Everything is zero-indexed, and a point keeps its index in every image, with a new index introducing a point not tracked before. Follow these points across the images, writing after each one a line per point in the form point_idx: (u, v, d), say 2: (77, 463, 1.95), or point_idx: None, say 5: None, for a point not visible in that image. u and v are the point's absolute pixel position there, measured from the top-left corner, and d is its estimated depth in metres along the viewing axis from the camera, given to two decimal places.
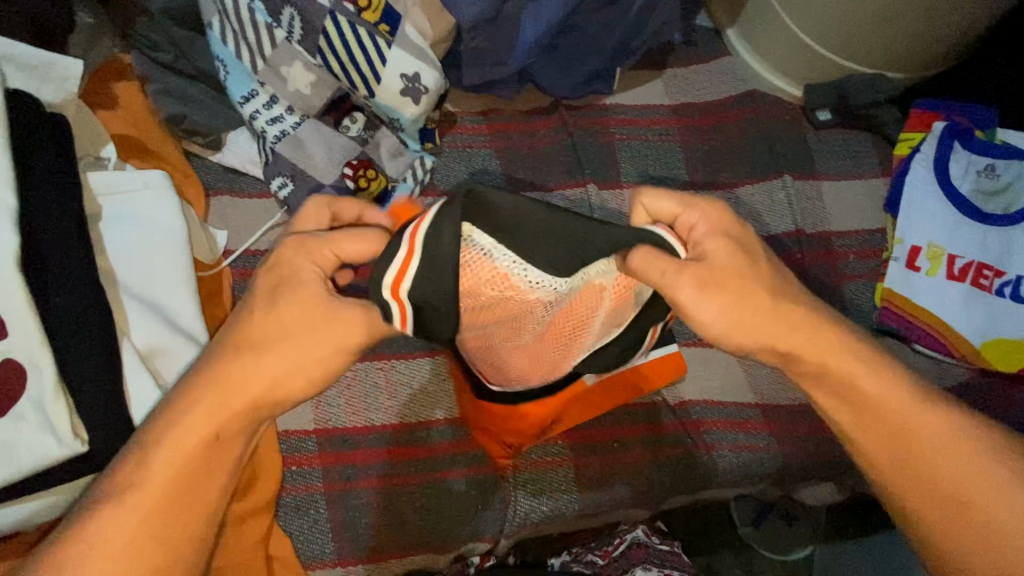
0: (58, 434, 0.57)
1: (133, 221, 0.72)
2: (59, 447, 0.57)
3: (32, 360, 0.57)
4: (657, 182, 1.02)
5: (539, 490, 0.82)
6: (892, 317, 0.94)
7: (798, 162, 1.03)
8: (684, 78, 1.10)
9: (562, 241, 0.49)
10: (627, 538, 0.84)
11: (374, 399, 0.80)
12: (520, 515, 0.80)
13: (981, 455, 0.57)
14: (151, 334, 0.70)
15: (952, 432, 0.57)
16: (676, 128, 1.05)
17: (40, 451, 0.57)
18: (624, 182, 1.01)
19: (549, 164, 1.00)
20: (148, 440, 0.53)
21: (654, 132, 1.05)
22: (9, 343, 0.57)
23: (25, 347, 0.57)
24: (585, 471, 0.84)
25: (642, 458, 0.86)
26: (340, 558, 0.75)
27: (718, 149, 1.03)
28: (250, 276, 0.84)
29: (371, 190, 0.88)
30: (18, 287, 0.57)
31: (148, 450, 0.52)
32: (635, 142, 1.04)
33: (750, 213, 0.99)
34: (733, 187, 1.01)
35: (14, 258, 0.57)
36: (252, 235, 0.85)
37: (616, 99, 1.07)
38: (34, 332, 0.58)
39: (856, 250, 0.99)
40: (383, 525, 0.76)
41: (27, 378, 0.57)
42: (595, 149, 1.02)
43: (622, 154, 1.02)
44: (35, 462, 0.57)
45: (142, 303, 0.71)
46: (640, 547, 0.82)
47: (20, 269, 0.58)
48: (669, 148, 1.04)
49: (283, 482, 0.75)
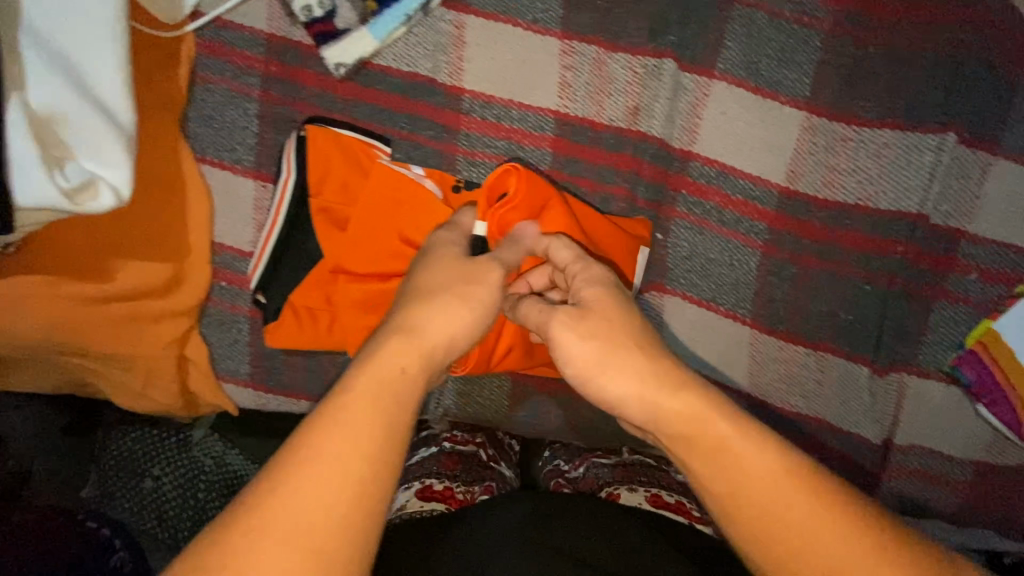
0: (99, 186, 0.55)
1: (342, 445, 0.41)
2: (107, 195, 0.56)
3: (95, 127, 0.55)
4: (765, 85, 0.71)
5: (469, 391, 0.77)
6: (970, 363, 0.72)
7: (978, 116, 0.69)
8: None
9: (513, 137, 0.72)
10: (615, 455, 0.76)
11: (296, 271, 0.68)
12: (441, 407, 0.78)
13: (839, 521, 0.43)
14: (54, 91, 0.54)
15: (767, 470, 0.45)
16: (830, 12, 0.71)
17: (90, 197, 0.55)
18: (717, 71, 0.72)
19: (628, 11, 0.71)
20: (417, 310, 0.50)
21: (793, 5, 0.71)
22: (86, 109, 0.55)
23: (93, 123, 0.55)
24: (523, 391, 0.77)
25: (590, 399, 0.78)
26: (253, 381, 0.74)
27: (873, 62, 0.70)
28: (219, 54, 0.69)
29: None
30: (125, 85, 0.58)
31: (378, 299, 0.50)
32: (760, 15, 0.71)
33: (866, 168, 0.71)
34: (865, 125, 0.71)
35: (123, 73, 0.58)
36: (285, 192, 0.67)
37: None
38: (123, 113, 0.58)
39: (979, 267, 0.71)
40: (300, 367, 0.74)
41: (78, 132, 0.55)
42: (700, 8, 0.71)
43: (733, 28, 0.71)
44: (82, 197, 0.54)
45: (53, 53, 0.54)
46: (626, 467, 0.74)
47: (129, 101, 0.59)
48: (804, 38, 0.71)
49: (209, 293, 0.71)
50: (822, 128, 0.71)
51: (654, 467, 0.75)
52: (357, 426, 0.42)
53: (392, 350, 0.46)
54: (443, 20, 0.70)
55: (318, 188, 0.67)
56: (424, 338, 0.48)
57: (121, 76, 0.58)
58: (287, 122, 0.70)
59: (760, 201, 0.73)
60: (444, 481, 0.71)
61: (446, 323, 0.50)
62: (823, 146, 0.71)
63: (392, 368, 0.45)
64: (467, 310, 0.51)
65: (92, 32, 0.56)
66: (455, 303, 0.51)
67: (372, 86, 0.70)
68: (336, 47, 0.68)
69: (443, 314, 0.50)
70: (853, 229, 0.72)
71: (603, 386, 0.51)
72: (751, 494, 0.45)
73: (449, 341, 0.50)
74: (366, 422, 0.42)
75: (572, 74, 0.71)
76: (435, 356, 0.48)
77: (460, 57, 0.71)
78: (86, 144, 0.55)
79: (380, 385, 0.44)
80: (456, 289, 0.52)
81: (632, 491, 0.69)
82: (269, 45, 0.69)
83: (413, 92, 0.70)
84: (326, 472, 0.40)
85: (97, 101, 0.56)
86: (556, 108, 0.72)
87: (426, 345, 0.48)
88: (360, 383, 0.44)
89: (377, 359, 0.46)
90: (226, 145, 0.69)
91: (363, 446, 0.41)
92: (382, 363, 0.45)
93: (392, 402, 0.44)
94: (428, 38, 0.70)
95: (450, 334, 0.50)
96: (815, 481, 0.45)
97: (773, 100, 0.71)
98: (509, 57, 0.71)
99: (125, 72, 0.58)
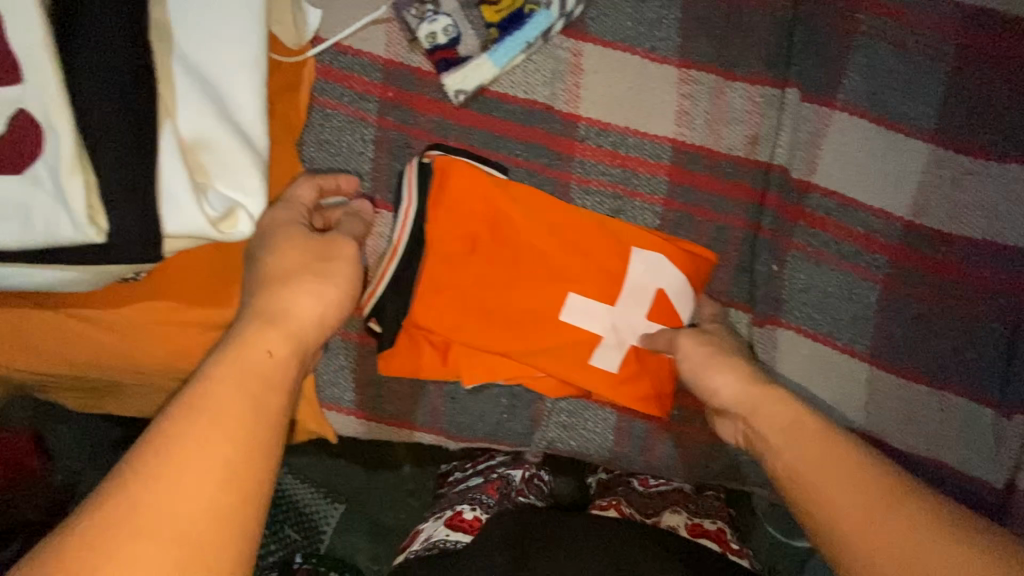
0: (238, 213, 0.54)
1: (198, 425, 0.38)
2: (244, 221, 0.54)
3: (236, 154, 0.55)
4: (888, 116, 0.70)
5: (575, 423, 0.74)
6: None
7: None
8: None
9: (629, 165, 0.71)
10: (658, 483, 0.77)
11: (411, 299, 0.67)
12: (545, 440, 0.75)
13: (891, 512, 0.42)
14: (200, 117, 0.53)
15: (846, 474, 0.45)
16: (957, 44, 0.69)
17: (230, 224, 0.54)
18: (839, 101, 0.70)
19: (748, 40, 0.70)
20: (286, 289, 0.48)
21: (917, 36, 0.69)
22: (227, 136, 0.54)
23: (233, 149, 0.54)
24: (629, 427, 0.74)
25: (698, 435, 0.74)
26: (356, 408, 0.73)
27: (1003, 93, 0.68)
28: (336, 79, 0.69)
29: (497, 8, 0.66)
30: (261, 109, 0.57)
31: (291, 301, 0.48)
32: (883, 46, 0.70)
33: (993, 203, 0.69)
34: (993, 159, 0.69)
35: (259, 97, 0.56)
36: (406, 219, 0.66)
37: None
38: (258, 138, 0.57)
39: None
40: (406, 393, 0.73)
41: (221, 160, 0.54)
42: (822, 38, 0.70)
43: (856, 58, 0.70)
44: (224, 224, 0.53)
45: (199, 79, 0.54)
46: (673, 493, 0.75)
47: (264, 125, 0.58)
48: (929, 69, 0.69)
49: None
50: (947, 160, 0.69)
51: (697, 499, 0.75)
52: (213, 414, 0.39)
53: (257, 332, 0.45)
54: (562, 47, 0.69)
55: (452, 199, 0.67)
56: (295, 321, 0.47)
57: (258, 100, 0.56)
58: (403, 148, 0.69)
59: (881, 234, 0.71)
60: (476, 510, 0.72)
61: (294, 296, 0.48)
62: (947, 179, 0.69)
63: (255, 353, 0.43)
64: (326, 289, 0.50)
65: (233, 56, 0.55)
66: (310, 279, 0.49)
67: (490, 113, 0.69)
68: (456, 74, 0.67)
69: (295, 291, 0.48)
70: (979, 264, 0.70)
71: (711, 383, 0.59)
72: (830, 494, 0.45)
73: (314, 325, 0.49)
74: (240, 412, 0.40)
75: (691, 103, 0.70)
76: (300, 334, 0.47)
77: (577, 85, 0.70)
78: (227, 171, 0.54)
79: (245, 375, 0.42)
80: (305, 266, 0.50)
81: (671, 514, 0.71)
82: (387, 70, 0.69)
83: (530, 119, 0.70)
84: (197, 474, 0.36)
85: (237, 127, 0.55)
86: (672, 136, 0.71)
87: (289, 317, 0.47)
88: (232, 373, 0.41)
89: (239, 344, 0.44)
90: (342, 170, 0.69)
91: (204, 436, 0.38)
92: (250, 350, 0.43)
93: (249, 405, 0.40)
94: (548, 67, 0.69)
95: (320, 314, 0.49)
96: (898, 487, 0.43)
97: (897, 132, 0.70)
98: (627, 86, 0.70)
99: (261, 95, 0.57)
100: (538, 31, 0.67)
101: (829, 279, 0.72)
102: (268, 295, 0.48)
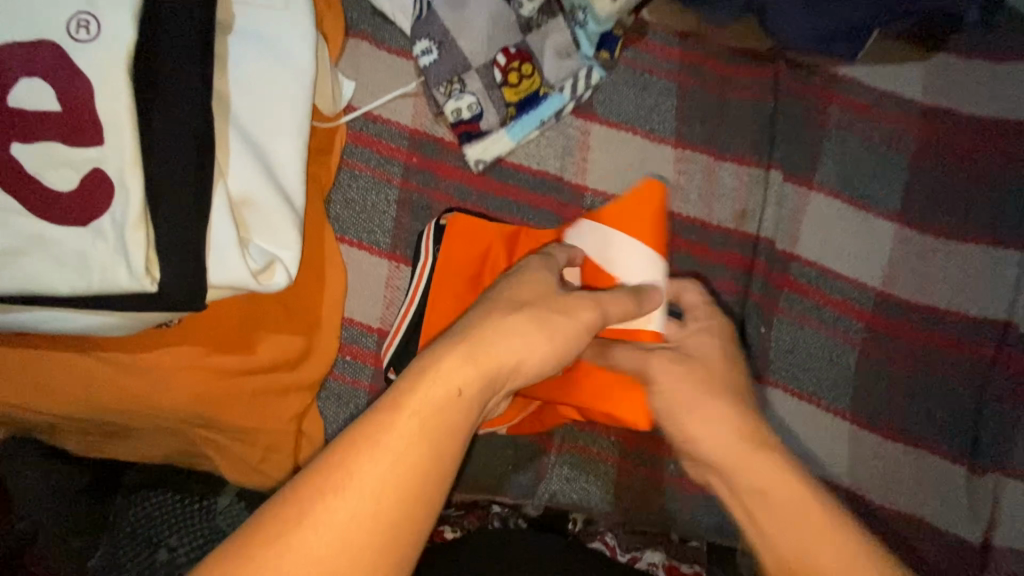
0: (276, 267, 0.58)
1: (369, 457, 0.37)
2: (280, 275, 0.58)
3: (277, 213, 0.59)
4: (858, 198, 0.79)
5: (576, 476, 0.77)
6: None
7: None
8: (954, 72, 0.80)
9: None
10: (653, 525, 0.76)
11: None
12: (548, 492, 0.77)
13: None
14: (247, 178, 0.58)
15: None
16: (914, 139, 0.79)
17: (268, 277, 0.57)
18: (815, 182, 0.79)
19: (735, 126, 0.79)
20: (494, 326, 0.44)
21: (880, 131, 0.80)
22: (270, 196, 0.59)
23: (275, 208, 0.59)
24: (628, 479, 0.77)
25: (695, 488, 0.77)
26: None
27: (955, 182, 0.78)
28: (365, 143, 0.74)
29: (517, 90, 0.74)
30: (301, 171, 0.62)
31: (498, 340, 0.44)
32: (851, 138, 0.80)
33: (953, 277, 0.77)
34: (949, 238, 0.78)
35: (300, 160, 0.62)
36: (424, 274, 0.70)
37: (854, 71, 0.81)
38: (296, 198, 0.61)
39: None
40: None
41: (262, 218, 0.58)
42: (799, 127, 0.79)
43: (829, 147, 0.80)
44: (263, 277, 0.57)
45: (249, 143, 0.59)
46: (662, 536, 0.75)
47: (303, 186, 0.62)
48: (891, 159, 0.79)
49: (332, 367, 0.73)
50: (911, 238, 0.78)
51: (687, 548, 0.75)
52: (398, 444, 0.38)
53: (457, 366, 0.41)
54: (572, 125, 0.77)
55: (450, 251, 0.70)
56: (493, 361, 0.43)
57: (299, 164, 0.62)
58: (423, 208, 0.74)
59: (855, 302, 0.78)
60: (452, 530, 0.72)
61: (506, 334, 0.44)
62: (911, 255, 0.78)
63: (453, 396, 0.40)
64: (537, 337, 0.46)
65: (281, 125, 0.60)
66: (523, 318, 0.45)
67: (505, 180, 0.76)
68: (476, 145, 0.74)
69: (505, 328, 0.44)
70: (945, 332, 0.76)
71: None
72: None
73: (512, 368, 0.44)
74: (409, 460, 0.37)
75: (687, 179, 0.78)
76: (497, 376, 0.43)
77: (585, 159, 0.77)
78: (268, 229, 0.58)
79: (433, 409, 0.39)
80: (535, 309, 0.46)
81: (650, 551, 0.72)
82: (412, 138, 0.75)
83: (541, 187, 0.76)
84: (361, 500, 0.36)
85: (279, 188, 0.60)
86: (669, 207, 0.78)
87: (484, 356, 0.43)
88: (420, 410, 0.39)
89: (430, 367, 0.41)
90: (365, 227, 0.74)
91: (396, 461, 0.37)
92: (440, 386, 0.40)
93: (437, 433, 0.39)
94: (559, 142, 0.77)
95: (519, 363, 0.44)
96: None
97: (866, 212, 0.79)
98: (629, 161, 0.78)
99: (303, 160, 0.62)
100: (552, 111, 0.75)
101: (811, 341, 0.78)
102: (476, 330, 0.44)
